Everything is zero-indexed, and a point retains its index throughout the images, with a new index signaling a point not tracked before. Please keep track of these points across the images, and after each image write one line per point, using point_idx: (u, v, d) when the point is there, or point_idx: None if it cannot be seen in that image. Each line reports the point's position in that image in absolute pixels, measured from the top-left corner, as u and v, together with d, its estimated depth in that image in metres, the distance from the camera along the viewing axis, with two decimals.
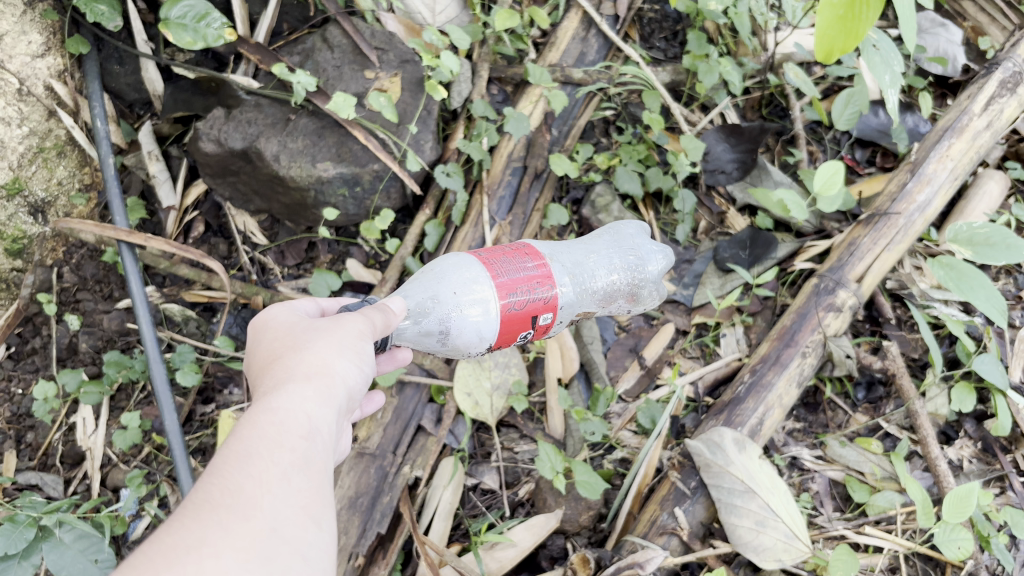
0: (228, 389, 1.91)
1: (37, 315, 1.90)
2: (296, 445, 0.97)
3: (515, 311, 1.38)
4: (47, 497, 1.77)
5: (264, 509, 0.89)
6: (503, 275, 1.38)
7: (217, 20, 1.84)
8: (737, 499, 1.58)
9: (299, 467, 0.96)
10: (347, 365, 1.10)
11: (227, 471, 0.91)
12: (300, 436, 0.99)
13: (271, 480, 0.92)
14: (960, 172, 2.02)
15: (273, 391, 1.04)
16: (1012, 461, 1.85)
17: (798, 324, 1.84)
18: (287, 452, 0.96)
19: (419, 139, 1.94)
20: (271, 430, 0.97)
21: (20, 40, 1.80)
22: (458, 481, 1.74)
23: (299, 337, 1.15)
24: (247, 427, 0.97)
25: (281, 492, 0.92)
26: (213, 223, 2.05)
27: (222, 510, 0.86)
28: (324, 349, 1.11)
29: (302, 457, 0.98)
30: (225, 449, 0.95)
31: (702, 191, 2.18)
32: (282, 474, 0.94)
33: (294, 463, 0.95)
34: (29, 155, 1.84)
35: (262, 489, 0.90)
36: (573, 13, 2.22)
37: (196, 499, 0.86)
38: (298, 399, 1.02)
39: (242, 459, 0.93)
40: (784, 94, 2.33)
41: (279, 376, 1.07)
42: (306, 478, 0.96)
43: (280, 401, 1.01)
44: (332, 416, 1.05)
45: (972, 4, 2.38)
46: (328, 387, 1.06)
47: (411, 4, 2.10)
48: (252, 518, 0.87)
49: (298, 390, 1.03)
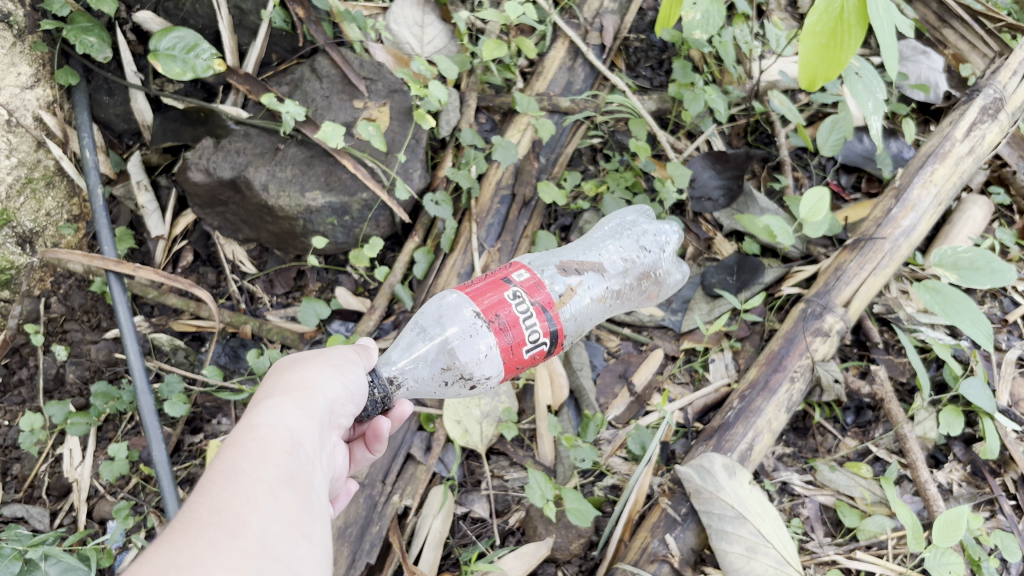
0: (217, 419, 1.90)
1: (24, 346, 1.88)
2: (279, 460, 0.99)
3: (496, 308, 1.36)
4: (32, 530, 1.76)
5: (252, 524, 0.89)
6: (474, 288, 1.40)
7: (206, 51, 1.86)
8: (727, 525, 1.57)
9: (284, 482, 0.97)
10: (327, 386, 1.13)
11: (214, 489, 0.92)
12: (284, 451, 1.00)
13: (257, 495, 0.93)
14: (944, 197, 2.04)
15: (253, 410, 1.05)
16: (1001, 484, 1.85)
17: (786, 349, 1.84)
18: (273, 468, 0.97)
19: (407, 167, 1.95)
20: (255, 447, 0.98)
21: (9, 71, 1.80)
22: (448, 510, 1.72)
23: (282, 365, 1.17)
24: (229, 445, 0.98)
25: (269, 509, 0.93)
26: (201, 252, 2.05)
27: (210, 528, 0.86)
28: (304, 374, 1.13)
29: (286, 473, 0.99)
30: (210, 468, 0.95)
31: (690, 218, 2.21)
32: (268, 490, 0.94)
33: (279, 478, 0.97)
34: (17, 186, 1.83)
35: (249, 505, 0.91)
36: (560, 43, 2.26)
37: (186, 517, 0.87)
38: (279, 417, 1.04)
39: (228, 476, 0.93)
40: (769, 121, 2.35)
41: (259, 398, 1.09)
42: (292, 493, 0.97)
43: (261, 419, 1.03)
44: (314, 431, 1.07)
45: (952, 33, 2.41)
46: (306, 403, 1.09)
47: (400, 35, 2.14)
48: (241, 534, 0.88)
49: (278, 406, 1.05)
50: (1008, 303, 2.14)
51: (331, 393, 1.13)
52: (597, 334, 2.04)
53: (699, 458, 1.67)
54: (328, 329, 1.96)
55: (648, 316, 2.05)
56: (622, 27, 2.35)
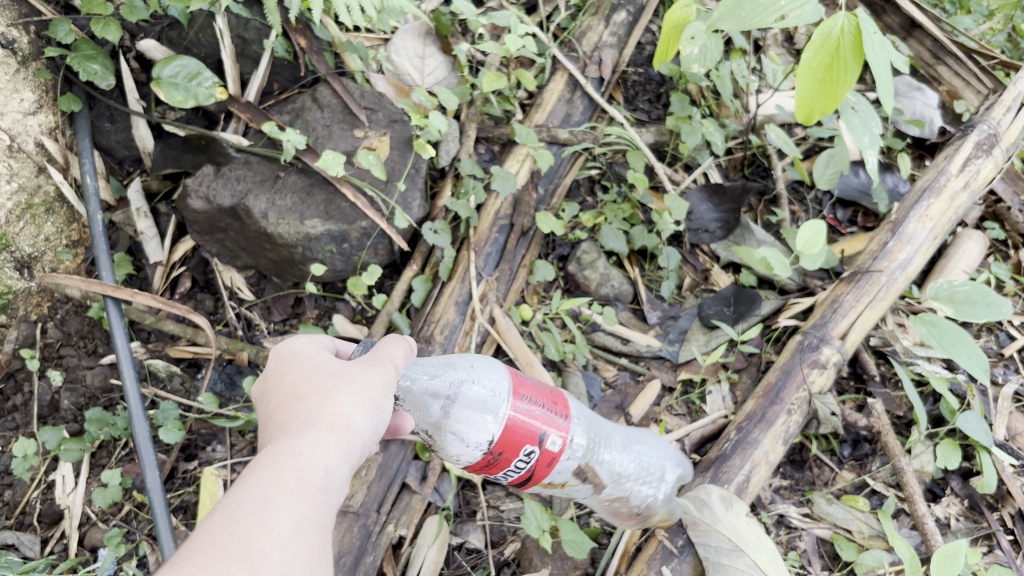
0: (212, 446, 1.90)
1: (20, 371, 1.88)
2: (309, 497, 0.96)
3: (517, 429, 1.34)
4: (23, 557, 1.75)
5: (269, 560, 0.87)
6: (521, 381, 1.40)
7: (208, 80, 1.88)
8: (724, 558, 1.55)
9: (310, 519, 0.95)
10: (369, 423, 1.09)
11: (241, 518, 0.89)
12: (315, 487, 0.97)
13: (280, 531, 0.90)
14: (940, 231, 2.05)
15: (294, 434, 1.02)
16: (999, 519, 1.84)
17: (783, 381, 1.84)
18: (302, 505, 0.95)
19: (407, 196, 1.97)
20: (287, 479, 0.95)
21: (12, 97, 1.81)
22: (443, 540, 1.72)
23: (321, 377, 1.12)
24: (263, 469, 0.95)
25: (290, 546, 0.90)
26: (199, 278, 2.06)
27: (229, 556, 0.84)
28: (350, 400, 1.08)
29: (313, 510, 0.96)
30: (239, 492, 0.92)
31: (687, 249, 2.22)
32: (293, 524, 0.92)
33: (307, 516, 0.94)
34: (17, 211, 1.84)
35: (271, 538, 0.89)
36: (559, 75, 2.29)
37: (206, 542, 0.84)
38: (319, 449, 1.01)
39: (256, 506, 0.91)
40: (766, 154, 2.37)
41: (299, 419, 1.05)
42: (314, 532, 0.95)
43: (301, 450, 0.99)
44: (348, 472, 1.04)
45: (947, 70, 2.42)
46: (347, 441, 1.04)
47: (401, 66, 2.17)
48: (257, 570, 0.85)
49: (320, 440, 1.02)
50: (1004, 337, 2.15)
51: (370, 427, 1.09)
52: (595, 364, 2.05)
53: (695, 489, 1.66)
54: None
55: (646, 345, 2.06)
56: (621, 61, 2.37)
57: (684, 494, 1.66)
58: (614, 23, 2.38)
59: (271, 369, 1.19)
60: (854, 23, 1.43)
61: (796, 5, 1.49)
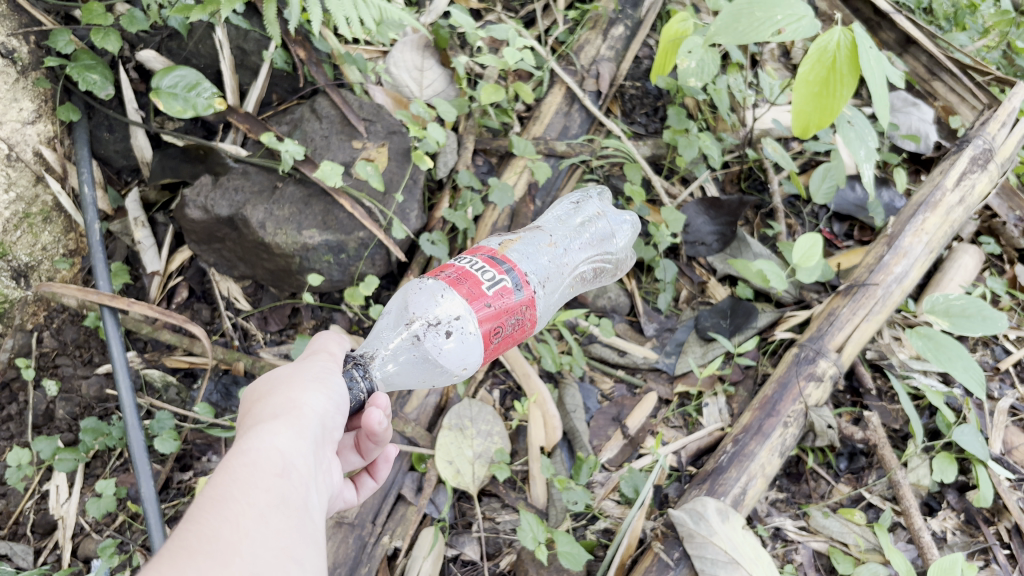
0: (207, 456, 1.89)
1: (14, 381, 1.87)
2: (270, 484, 0.95)
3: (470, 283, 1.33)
4: (15, 568, 1.74)
5: (242, 554, 0.86)
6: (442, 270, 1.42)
7: (208, 90, 1.88)
8: (720, 570, 1.54)
9: (276, 507, 0.94)
10: (317, 401, 1.09)
11: (205, 517, 0.88)
12: (274, 475, 0.97)
13: (247, 521, 0.90)
14: (936, 245, 2.06)
15: (244, 438, 1.02)
16: (995, 533, 1.84)
17: (780, 394, 1.84)
18: (266, 492, 0.94)
19: (405, 207, 1.98)
20: (243, 474, 0.95)
21: (11, 107, 1.81)
22: (439, 552, 1.70)
23: (264, 392, 1.13)
24: (217, 472, 0.95)
25: (258, 535, 0.89)
26: (196, 288, 2.06)
27: (200, 556, 0.83)
28: (288, 393, 1.09)
29: (277, 497, 0.95)
30: (198, 499, 0.92)
31: (683, 262, 2.22)
32: (258, 514, 0.91)
33: (270, 503, 0.93)
34: (14, 220, 1.84)
35: (239, 532, 0.88)
36: (557, 89, 2.30)
37: (172, 550, 0.83)
38: (269, 439, 1.01)
39: (218, 503, 0.90)
40: (762, 168, 2.37)
41: (248, 426, 1.05)
42: (282, 517, 0.94)
43: (250, 444, 0.99)
44: (307, 452, 1.03)
45: (942, 85, 2.44)
46: (295, 422, 1.04)
47: (400, 78, 2.19)
48: (231, 563, 0.84)
49: (267, 432, 1.01)
50: (1000, 351, 2.16)
51: (319, 405, 1.09)
52: (591, 376, 2.04)
53: (693, 501, 1.66)
54: None
55: (642, 358, 2.07)
56: (618, 74, 2.39)
57: (683, 507, 1.66)
58: (612, 37, 2.40)
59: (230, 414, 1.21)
60: (850, 37, 1.46)
61: (792, 20, 1.53)
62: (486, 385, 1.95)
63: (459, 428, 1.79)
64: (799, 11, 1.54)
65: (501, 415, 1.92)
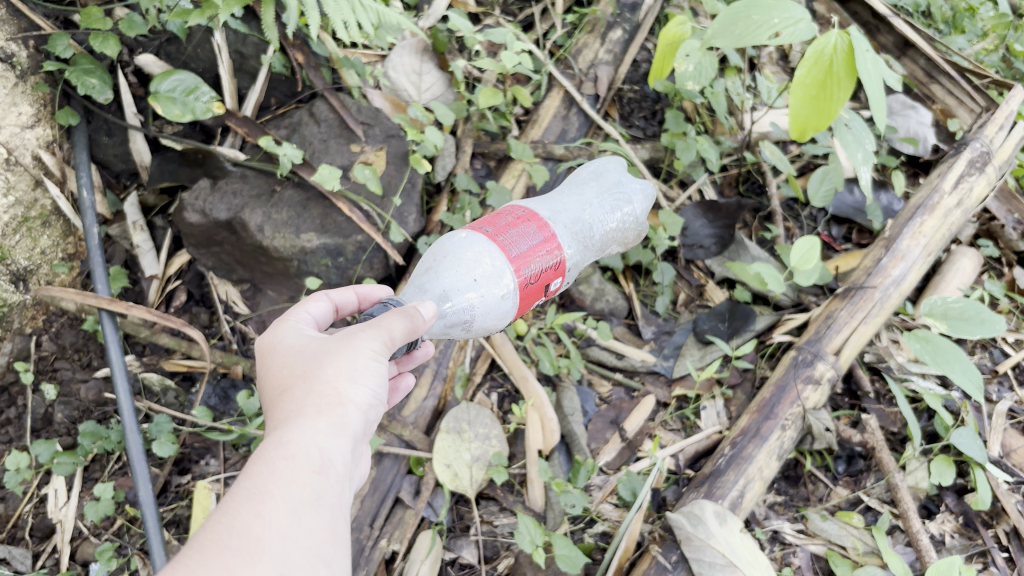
0: (205, 460, 1.89)
1: (13, 384, 1.88)
2: (307, 481, 0.97)
3: (538, 245, 1.44)
4: (13, 572, 1.74)
5: (268, 551, 0.88)
6: (515, 247, 1.40)
7: (205, 94, 1.89)
8: (717, 572, 1.54)
9: (310, 504, 0.96)
10: (364, 390, 1.07)
11: (237, 512, 0.90)
12: (312, 470, 0.98)
13: (279, 518, 0.92)
14: (933, 248, 2.06)
15: (285, 425, 1.02)
16: (994, 536, 1.84)
17: (777, 397, 1.83)
18: (299, 493, 0.95)
19: (403, 211, 1.97)
20: (281, 468, 0.96)
21: (10, 111, 1.82)
22: (436, 555, 1.69)
23: (309, 364, 1.10)
24: (256, 462, 0.97)
25: (289, 534, 0.92)
26: (195, 292, 2.07)
27: (225, 552, 0.86)
28: (337, 372, 1.06)
29: (311, 495, 0.97)
30: (237, 486, 0.94)
31: (681, 265, 2.23)
32: (292, 512, 0.93)
33: (304, 502, 0.95)
34: (13, 224, 1.84)
35: (268, 529, 0.90)
36: (555, 92, 2.31)
37: (204, 540, 0.86)
38: (311, 433, 1.01)
39: (253, 498, 0.92)
40: (761, 171, 2.38)
41: (290, 410, 1.04)
42: (316, 516, 0.96)
43: (292, 435, 1.00)
44: (346, 451, 1.03)
45: (940, 88, 2.45)
46: (337, 416, 1.03)
47: (398, 82, 2.19)
48: (257, 562, 0.86)
49: (309, 424, 1.01)
50: (999, 354, 2.16)
51: (366, 395, 1.07)
52: (589, 379, 2.04)
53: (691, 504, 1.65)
54: None
55: (640, 361, 2.06)
56: (616, 78, 2.39)
57: (683, 510, 1.65)
58: (610, 41, 2.40)
59: (261, 364, 1.18)
60: (847, 41, 1.46)
61: (789, 23, 1.53)
62: (485, 388, 1.96)
63: (457, 432, 1.80)
64: (797, 14, 1.54)
65: (499, 418, 1.92)
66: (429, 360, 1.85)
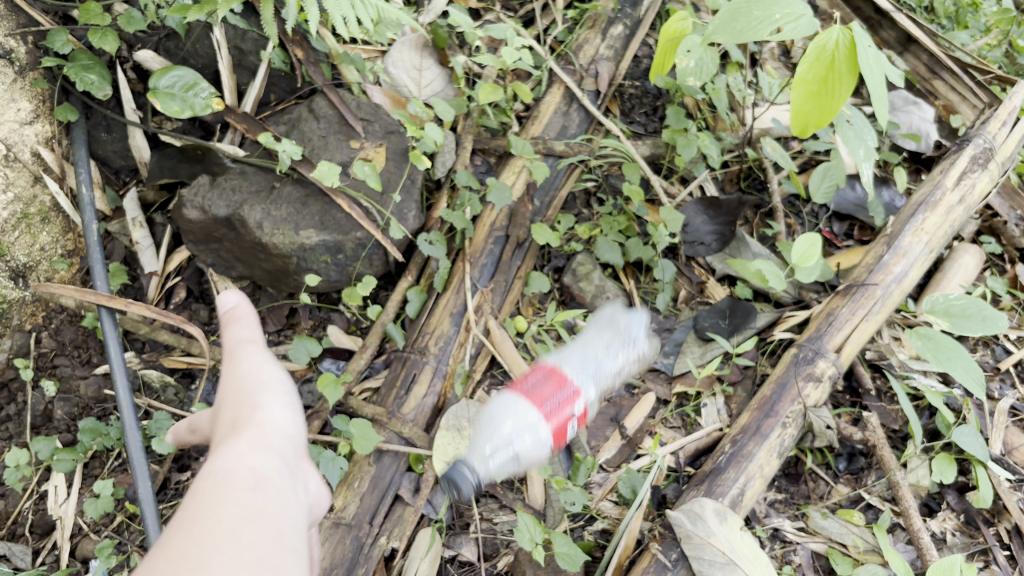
0: (205, 457, 1.89)
1: (13, 381, 1.88)
2: (241, 503, 0.79)
3: (556, 381, 1.66)
4: (13, 568, 1.74)
5: None
6: (532, 389, 1.64)
7: (205, 90, 1.88)
8: (718, 571, 1.53)
9: (249, 519, 0.77)
10: (269, 370, 1.01)
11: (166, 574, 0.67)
12: (246, 490, 0.81)
13: (218, 539, 0.73)
14: (935, 245, 2.05)
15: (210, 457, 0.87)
16: (995, 534, 1.84)
17: (778, 395, 1.83)
18: (235, 509, 0.78)
19: (402, 208, 1.97)
20: (206, 503, 0.77)
21: (9, 107, 1.81)
22: (436, 552, 1.71)
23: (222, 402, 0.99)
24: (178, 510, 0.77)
25: (231, 551, 0.72)
26: (194, 288, 2.06)
27: None
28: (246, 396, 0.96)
29: (252, 514, 0.78)
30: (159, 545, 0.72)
31: (682, 261, 2.22)
32: (225, 537, 0.74)
33: (240, 527, 0.75)
34: (12, 220, 1.84)
35: (200, 560, 0.70)
36: (555, 88, 2.29)
37: None
38: (233, 456, 0.85)
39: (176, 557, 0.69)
40: (762, 168, 2.37)
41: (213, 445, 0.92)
42: (261, 535, 0.77)
43: (213, 464, 0.84)
44: (279, 459, 0.89)
45: (942, 84, 2.43)
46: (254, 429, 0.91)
47: (398, 78, 2.18)
48: None
49: (230, 448, 0.87)
50: (1000, 351, 2.16)
51: (276, 380, 1.00)
52: None
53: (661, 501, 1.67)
54: (318, 367, 1.96)
55: (641, 358, 2.05)
56: (617, 74, 2.38)
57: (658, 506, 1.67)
58: (610, 36, 2.39)
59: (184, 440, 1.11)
60: (848, 37, 1.46)
61: (790, 18, 1.51)
62: (484, 384, 1.96)
63: (457, 429, 1.78)
64: (798, 10, 1.52)
65: None
66: (429, 358, 1.87)
